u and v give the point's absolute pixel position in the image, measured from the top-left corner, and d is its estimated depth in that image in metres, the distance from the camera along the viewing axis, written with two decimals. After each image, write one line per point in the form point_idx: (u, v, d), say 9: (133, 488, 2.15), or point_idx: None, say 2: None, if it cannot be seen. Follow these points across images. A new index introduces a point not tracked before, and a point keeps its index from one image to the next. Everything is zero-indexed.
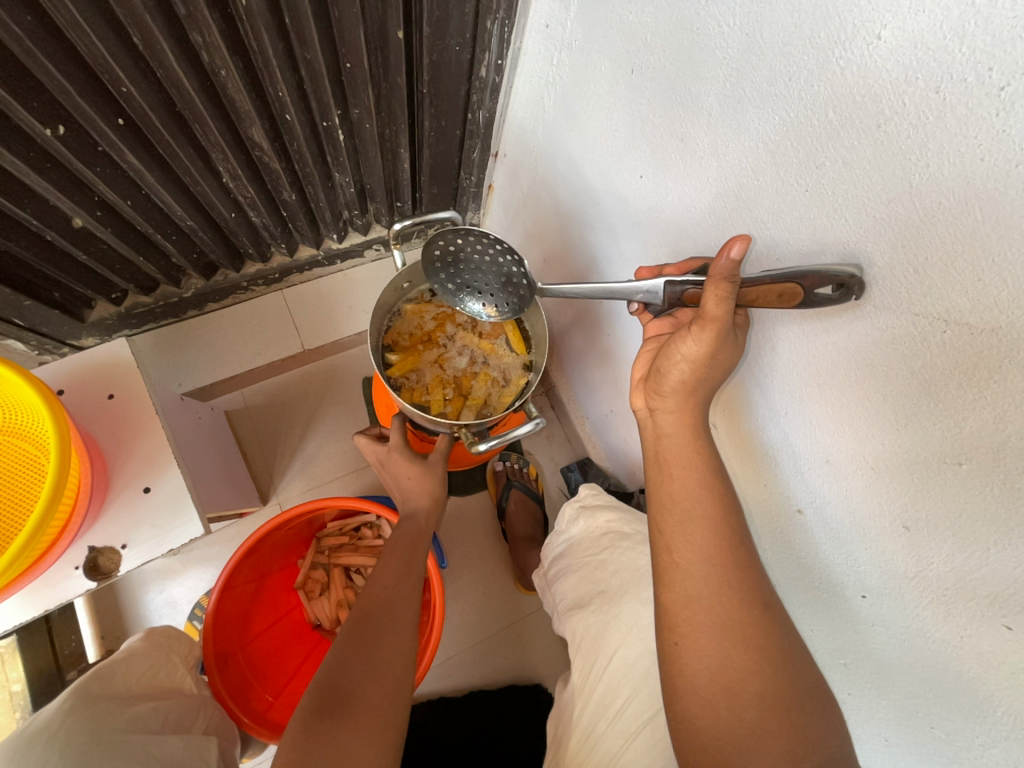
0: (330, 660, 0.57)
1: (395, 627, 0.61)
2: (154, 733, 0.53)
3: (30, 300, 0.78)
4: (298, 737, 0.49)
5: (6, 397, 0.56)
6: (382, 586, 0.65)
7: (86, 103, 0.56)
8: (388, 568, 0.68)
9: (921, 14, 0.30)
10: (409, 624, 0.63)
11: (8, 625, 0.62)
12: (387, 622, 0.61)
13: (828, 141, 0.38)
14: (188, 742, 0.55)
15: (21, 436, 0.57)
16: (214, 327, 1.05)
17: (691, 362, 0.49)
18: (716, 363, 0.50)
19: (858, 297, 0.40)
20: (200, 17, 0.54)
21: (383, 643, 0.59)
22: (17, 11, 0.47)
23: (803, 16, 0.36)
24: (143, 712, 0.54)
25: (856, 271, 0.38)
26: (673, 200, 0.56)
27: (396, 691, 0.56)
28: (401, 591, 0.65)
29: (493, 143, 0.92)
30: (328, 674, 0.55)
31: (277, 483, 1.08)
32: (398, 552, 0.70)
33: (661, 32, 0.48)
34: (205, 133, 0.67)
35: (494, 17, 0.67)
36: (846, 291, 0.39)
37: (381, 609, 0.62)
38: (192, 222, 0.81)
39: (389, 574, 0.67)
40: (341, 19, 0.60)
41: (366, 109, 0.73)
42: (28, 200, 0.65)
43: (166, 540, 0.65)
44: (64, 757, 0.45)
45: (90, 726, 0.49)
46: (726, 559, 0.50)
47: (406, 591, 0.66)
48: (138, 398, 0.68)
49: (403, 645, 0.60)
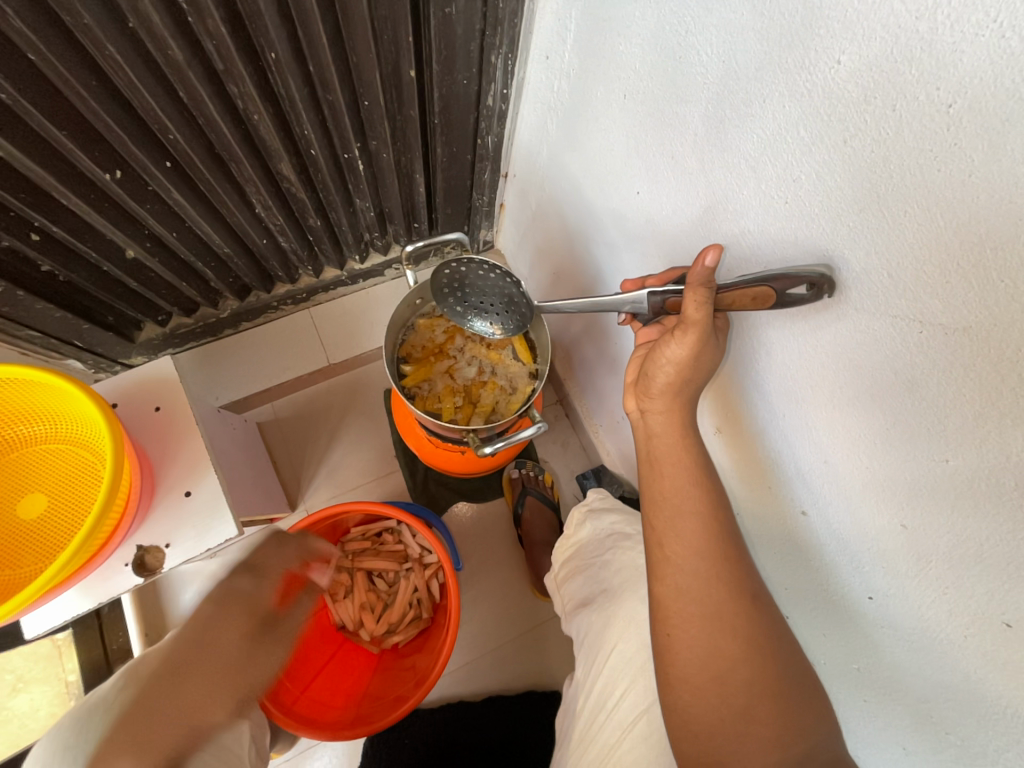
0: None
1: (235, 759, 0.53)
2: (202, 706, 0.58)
3: (89, 323, 0.87)
4: None
5: (77, 412, 0.64)
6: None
7: (140, 150, 0.64)
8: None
9: (874, 40, 0.32)
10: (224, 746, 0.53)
11: (68, 615, 0.68)
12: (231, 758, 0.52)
13: (802, 157, 0.40)
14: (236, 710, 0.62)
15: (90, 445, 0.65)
16: (246, 343, 1.12)
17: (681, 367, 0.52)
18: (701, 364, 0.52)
19: (832, 294, 0.42)
20: (236, 71, 0.61)
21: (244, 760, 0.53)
22: (85, 77, 0.55)
23: (773, 44, 0.39)
24: (189, 688, 0.60)
25: (826, 271, 0.41)
26: (667, 213, 0.59)
27: None
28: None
29: (503, 165, 0.97)
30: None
31: (304, 490, 1.14)
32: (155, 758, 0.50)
33: (650, 61, 0.52)
34: (240, 169, 0.74)
35: (498, 52, 0.72)
36: (818, 289, 0.41)
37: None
38: (228, 249, 0.89)
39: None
40: (359, 63, 0.66)
41: (383, 141, 0.80)
42: (88, 235, 0.73)
43: (204, 541, 0.71)
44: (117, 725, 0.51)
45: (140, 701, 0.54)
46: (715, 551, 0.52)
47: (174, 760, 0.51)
48: (180, 411, 0.75)
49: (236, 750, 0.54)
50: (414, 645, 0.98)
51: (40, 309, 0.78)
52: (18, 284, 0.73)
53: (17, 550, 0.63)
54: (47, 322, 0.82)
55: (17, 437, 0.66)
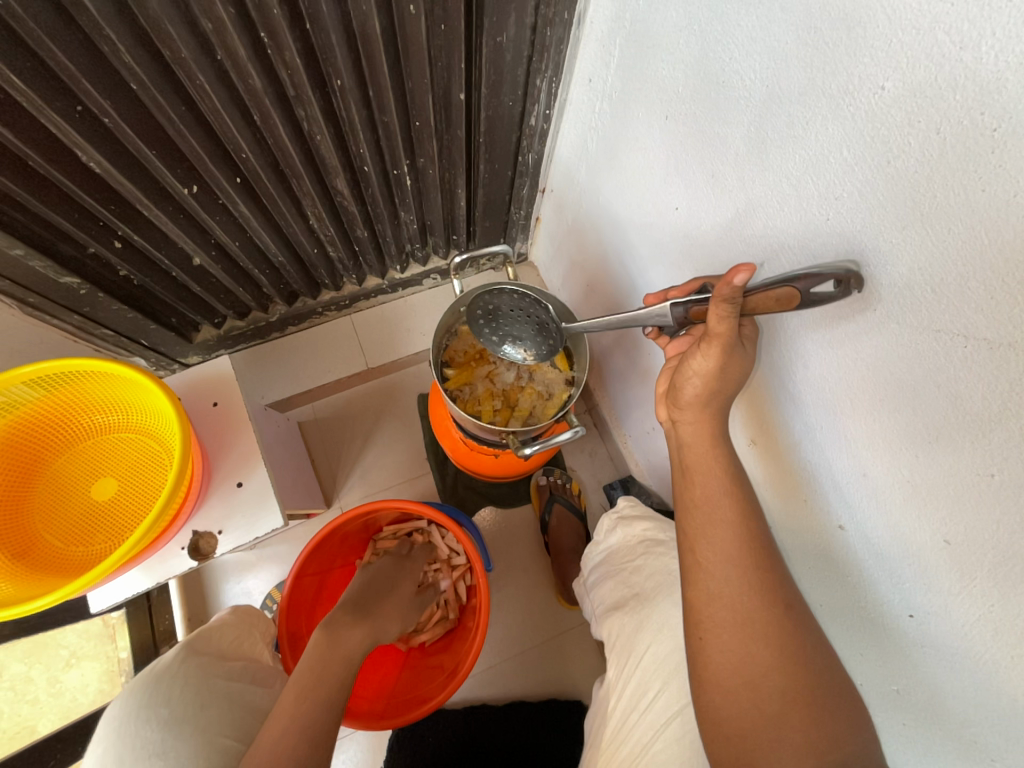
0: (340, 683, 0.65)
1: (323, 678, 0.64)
2: (246, 684, 0.65)
3: (155, 324, 0.94)
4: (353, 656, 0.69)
5: (151, 405, 0.70)
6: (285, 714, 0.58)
7: (215, 168, 0.70)
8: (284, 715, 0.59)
9: (918, 68, 0.34)
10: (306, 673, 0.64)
11: (130, 592, 0.73)
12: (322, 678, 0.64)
13: (844, 176, 0.41)
14: (273, 696, 0.68)
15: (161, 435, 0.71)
16: (291, 346, 1.19)
17: (717, 377, 0.53)
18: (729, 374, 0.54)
19: (857, 289, 0.43)
20: (305, 96, 0.67)
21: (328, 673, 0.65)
22: (176, 103, 0.61)
23: (816, 70, 0.41)
24: (237, 667, 0.66)
25: (851, 267, 0.43)
26: (706, 228, 0.61)
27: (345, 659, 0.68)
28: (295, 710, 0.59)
29: (541, 180, 1.01)
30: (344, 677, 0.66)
31: (339, 488, 1.19)
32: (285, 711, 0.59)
33: (692, 85, 0.54)
34: (300, 185, 0.80)
35: (543, 76, 0.76)
36: (845, 285, 0.43)
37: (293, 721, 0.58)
38: (283, 258, 0.95)
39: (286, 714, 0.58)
40: (414, 87, 0.71)
41: (430, 158, 0.85)
42: (163, 243, 0.80)
43: (254, 529, 0.76)
44: (181, 693, 0.59)
45: (199, 672, 0.62)
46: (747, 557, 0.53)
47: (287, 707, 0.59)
48: (235, 406, 0.81)
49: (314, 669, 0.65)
50: (442, 645, 1.00)
51: (115, 309, 0.85)
52: (99, 287, 0.81)
53: (91, 529, 0.69)
54: (120, 322, 0.89)
55: (93, 425, 0.72)
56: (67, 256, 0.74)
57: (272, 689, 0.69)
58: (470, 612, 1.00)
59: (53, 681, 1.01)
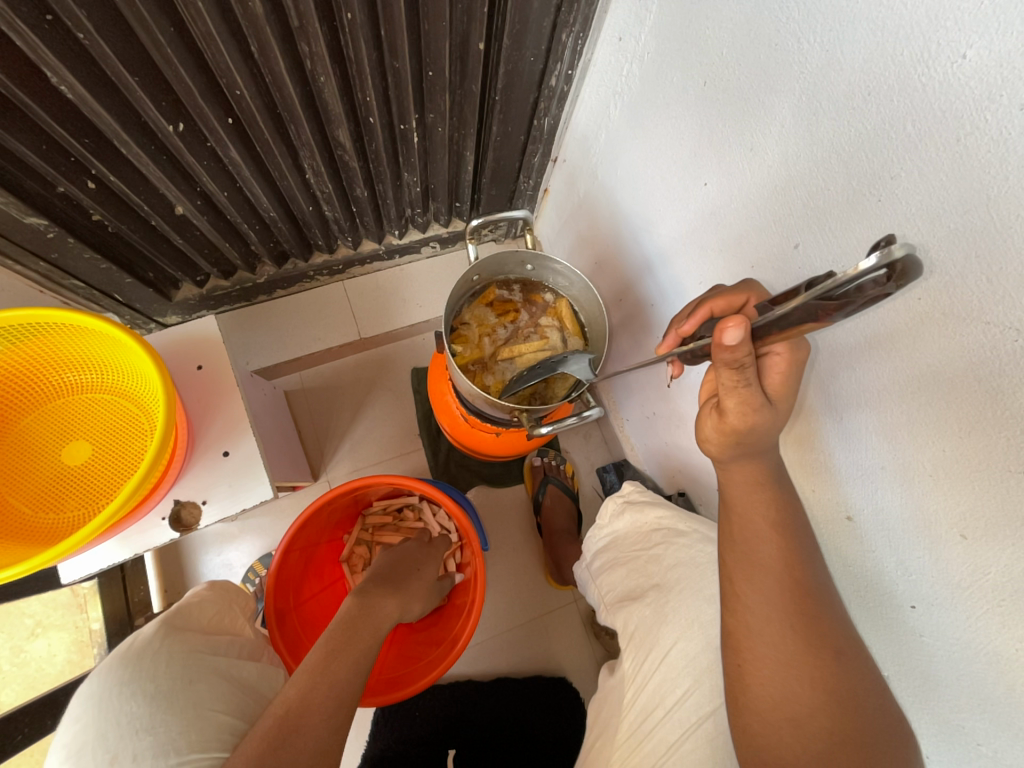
0: (367, 642, 0.65)
1: (354, 636, 0.65)
2: (234, 659, 0.63)
3: (130, 277, 0.87)
4: (383, 627, 0.70)
5: (136, 367, 0.64)
6: (314, 658, 0.60)
7: (206, 105, 0.63)
8: (311, 659, 0.60)
9: (1009, 35, 0.31)
10: (338, 628, 0.66)
11: (103, 564, 0.69)
12: (349, 634, 0.65)
13: (905, 153, 0.39)
14: (261, 671, 0.65)
15: (145, 398, 0.66)
16: (279, 312, 1.12)
17: (763, 420, 0.50)
18: (781, 405, 0.51)
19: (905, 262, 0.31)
20: (310, 30, 0.60)
21: (359, 634, 0.66)
22: (163, 24, 0.54)
23: (888, 34, 0.38)
24: (223, 643, 0.63)
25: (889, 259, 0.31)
26: (735, 207, 0.58)
27: (377, 625, 0.69)
28: (328, 660, 0.60)
29: (554, 149, 0.96)
30: (372, 638, 0.67)
31: (327, 462, 1.15)
32: (315, 657, 0.61)
33: (739, 48, 0.51)
34: (299, 132, 0.74)
35: (570, 30, 0.72)
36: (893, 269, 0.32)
37: (320, 668, 0.59)
38: (274, 213, 0.88)
39: (312, 662, 0.60)
40: (430, 31, 0.66)
41: (440, 114, 0.79)
42: (143, 188, 0.73)
43: (238, 500, 0.72)
44: (167, 668, 0.55)
45: (183, 648, 0.58)
46: (760, 546, 0.54)
47: (315, 654, 0.61)
48: (223, 371, 0.75)
49: (342, 628, 0.66)
50: (428, 622, 0.98)
51: (87, 257, 0.78)
52: (69, 229, 0.73)
53: (60, 494, 0.64)
54: (92, 272, 0.82)
55: (64, 384, 0.67)
56: (33, 193, 0.66)
57: (261, 664, 0.67)
58: (460, 590, 0.98)
59: (16, 650, 0.96)
